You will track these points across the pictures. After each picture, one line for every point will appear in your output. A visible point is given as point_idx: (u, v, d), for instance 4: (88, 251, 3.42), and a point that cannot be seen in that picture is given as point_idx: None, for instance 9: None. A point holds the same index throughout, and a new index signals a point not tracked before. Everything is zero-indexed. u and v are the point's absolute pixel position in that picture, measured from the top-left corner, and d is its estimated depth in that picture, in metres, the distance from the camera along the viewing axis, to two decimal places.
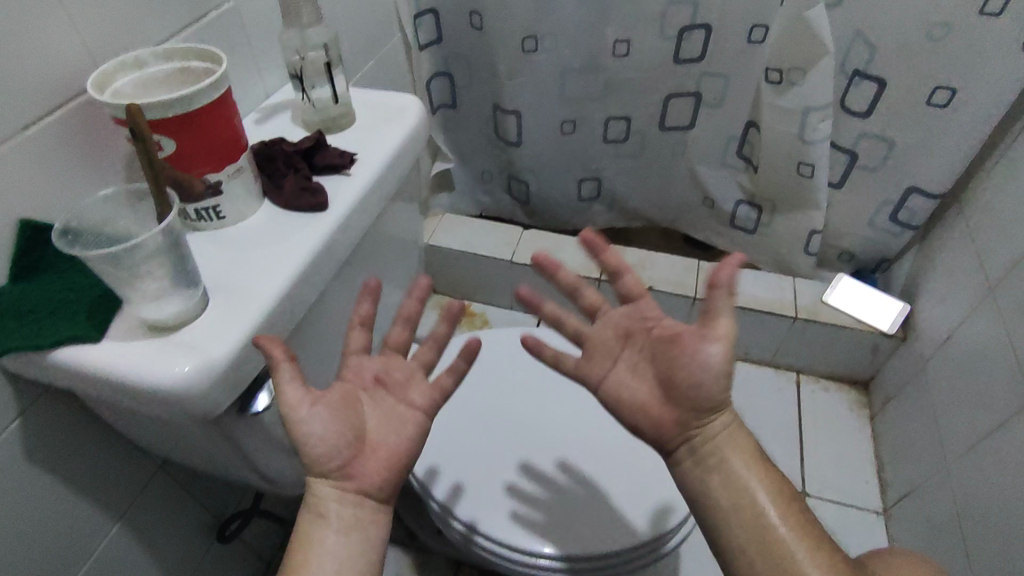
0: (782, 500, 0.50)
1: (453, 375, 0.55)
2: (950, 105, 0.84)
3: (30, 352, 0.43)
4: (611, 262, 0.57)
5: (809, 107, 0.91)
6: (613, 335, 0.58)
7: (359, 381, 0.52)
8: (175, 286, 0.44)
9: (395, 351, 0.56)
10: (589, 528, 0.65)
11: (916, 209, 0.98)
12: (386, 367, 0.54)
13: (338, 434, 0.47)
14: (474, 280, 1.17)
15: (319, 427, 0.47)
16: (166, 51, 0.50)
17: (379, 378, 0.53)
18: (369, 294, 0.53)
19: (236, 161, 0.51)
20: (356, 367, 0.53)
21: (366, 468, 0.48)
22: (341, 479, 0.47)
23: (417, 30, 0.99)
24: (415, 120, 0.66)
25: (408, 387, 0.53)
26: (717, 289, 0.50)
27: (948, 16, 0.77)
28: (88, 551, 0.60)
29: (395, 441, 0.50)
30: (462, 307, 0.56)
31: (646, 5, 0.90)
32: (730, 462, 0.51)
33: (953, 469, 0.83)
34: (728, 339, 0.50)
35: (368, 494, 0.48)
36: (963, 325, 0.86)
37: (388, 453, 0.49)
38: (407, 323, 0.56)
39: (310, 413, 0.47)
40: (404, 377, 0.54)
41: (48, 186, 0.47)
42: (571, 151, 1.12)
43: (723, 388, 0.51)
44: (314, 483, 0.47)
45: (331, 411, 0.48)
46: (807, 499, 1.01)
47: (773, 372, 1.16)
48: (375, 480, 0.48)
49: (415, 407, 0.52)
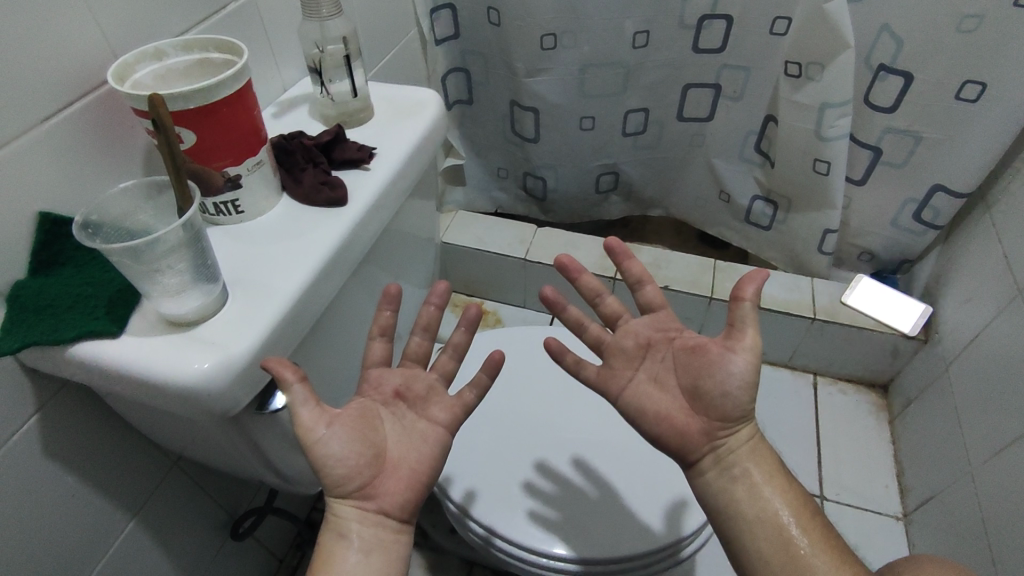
0: (805, 515, 0.50)
1: (476, 389, 0.54)
2: (979, 100, 0.82)
3: (50, 347, 0.42)
4: (634, 272, 0.57)
5: (823, 102, 0.90)
6: (634, 344, 0.56)
7: (378, 396, 0.51)
8: (194, 281, 0.43)
9: (415, 363, 0.54)
10: (610, 530, 0.63)
11: (941, 208, 0.95)
12: (407, 381, 0.52)
13: (359, 454, 0.47)
14: (487, 278, 1.16)
15: (339, 447, 0.46)
16: (186, 42, 0.49)
17: (399, 392, 0.52)
18: (390, 301, 0.52)
19: (256, 155, 0.50)
20: (375, 381, 0.52)
21: (387, 486, 0.47)
22: (362, 498, 0.46)
23: (434, 24, 0.98)
24: (434, 115, 0.65)
25: (429, 402, 0.52)
26: (742, 300, 0.51)
27: (980, 8, 0.75)
28: (102, 548, 0.59)
29: (415, 458, 0.49)
30: (481, 313, 0.55)
31: None
32: (753, 475, 0.51)
33: (978, 476, 0.81)
34: (754, 348, 0.51)
35: (389, 513, 0.47)
36: (988, 328, 0.84)
37: (408, 470, 0.48)
38: (427, 332, 0.54)
39: (329, 432, 0.46)
40: (425, 391, 0.52)
41: (67, 178, 0.46)
42: (587, 147, 1.11)
43: (749, 399, 0.51)
44: (335, 504, 0.47)
45: (349, 431, 0.47)
46: (824, 503, 0.99)
47: (790, 374, 1.14)
48: (395, 498, 0.47)
49: (437, 422, 0.51)
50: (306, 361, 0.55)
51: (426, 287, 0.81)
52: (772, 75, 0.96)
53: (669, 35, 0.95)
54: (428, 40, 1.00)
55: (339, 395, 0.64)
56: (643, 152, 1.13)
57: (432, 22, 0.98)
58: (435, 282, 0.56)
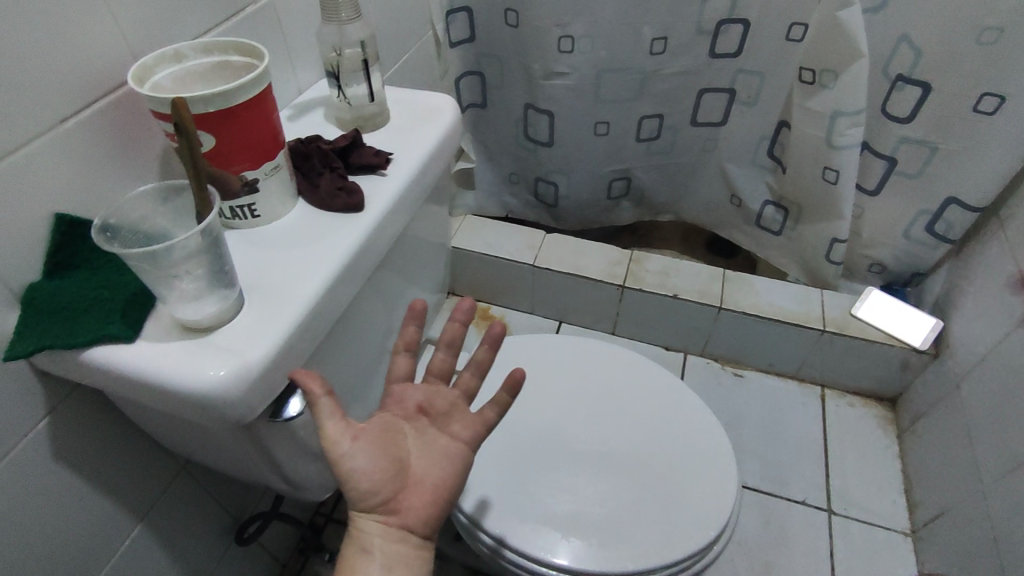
0: None
1: (497, 408, 0.53)
2: (997, 113, 0.81)
3: (65, 351, 0.42)
4: None
5: (837, 110, 0.90)
6: None
7: (400, 410, 0.50)
8: (210, 287, 0.43)
9: (438, 379, 0.54)
10: (616, 543, 0.63)
11: (953, 221, 0.94)
12: (430, 397, 0.52)
13: (383, 469, 0.46)
14: (495, 284, 1.15)
15: (363, 462, 0.45)
16: (206, 45, 0.49)
17: (422, 408, 0.51)
18: (415, 317, 0.52)
19: (273, 159, 0.50)
20: (398, 396, 0.51)
21: (410, 502, 0.46)
22: (386, 513, 0.45)
23: (449, 26, 0.98)
24: (451, 120, 0.65)
25: (451, 418, 0.51)
26: None
27: (1002, 20, 0.75)
28: (108, 553, 0.58)
29: (438, 474, 0.48)
30: (504, 331, 0.53)
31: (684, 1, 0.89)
32: None
33: (990, 493, 0.80)
34: None
35: (412, 529, 0.46)
36: (1000, 345, 0.83)
37: (431, 487, 0.47)
38: (450, 348, 0.54)
39: (354, 446, 0.45)
40: (447, 407, 0.52)
41: (84, 180, 0.46)
42: (600, 153, 1.10)
43: None
44: (358, 518, 0.46)
45: (373, 445, 0.46)
46: (831, 517, 0.99)
47: (797, 386, 1.14)
48: (419, 514, 0.46)
49: (458, 438, 0.50)
50: (319, 368, 0.55)
51: (437, 293, 0.80)
52: (787, 82, 0.96)
53: (686, 41, 0.95)
54: (443, 42, 1.00)
55: (350, 403, 0.63)
56: (656, 157, 1.13)
57: (448, 24, 0.98)
58: (461, 297, 0.54)
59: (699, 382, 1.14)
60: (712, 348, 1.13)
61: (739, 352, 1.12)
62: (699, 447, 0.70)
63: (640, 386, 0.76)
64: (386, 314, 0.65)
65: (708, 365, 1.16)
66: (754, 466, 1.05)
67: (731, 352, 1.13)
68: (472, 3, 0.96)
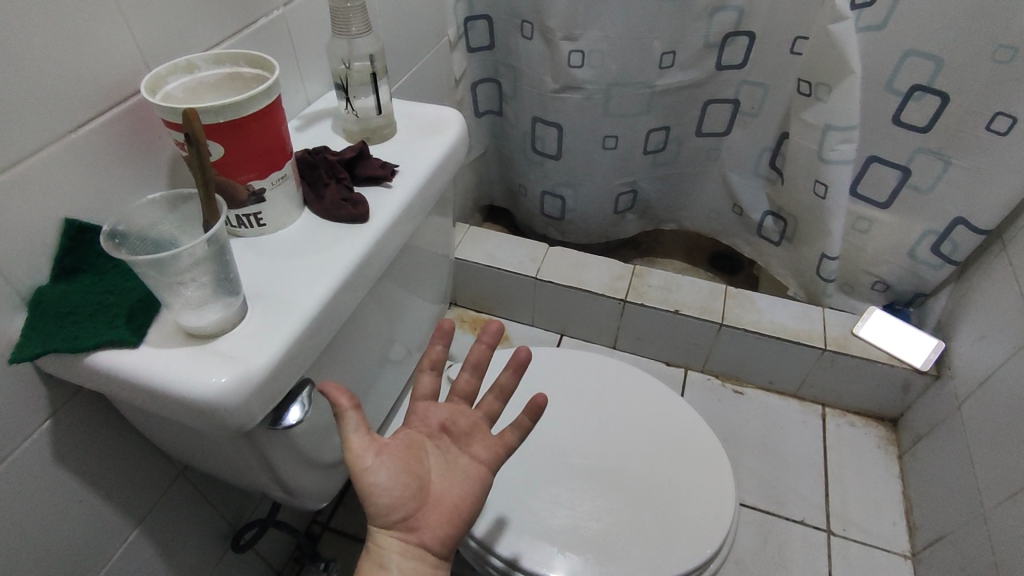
0: None
1: (518, 431, 0.53)
2: (1010, 133, 0.81)
3: (70, 354, 0.43)
4: None
5: (830, 124, 0.91)
6: None
7: (424, 428, 0.51)
8: (216, 294, 0.43)
9: (462, 399, 0.55)
10: (614, 560, 0.62)
11: (961, 242, 0.93)
12: (453, 416, 0.53)
13: (404, 485, 0.46)
14: (497, 295, 1.15)
15: (385, 477, 0.45)
16: (218, 56, 0.50)
17: (445, 426, 0.52)
18: (442, 336, 0.54)
19: (280, 169, 0.51)
20: (422, 414, 0.52)
21: (429, 520, 0.46)
22: (403, 530, 0.45)
23: (468, 33, 1.02)
24: (457, 132, 0.65)
25: (472, 438, 0.52)
26: None
27: (1014, 39, 0.75)
28: (103, 558, 0.58)
29: (458, 493, 0.48)
30: (529, 358, 0.55)
31: (693, 15, 0.90)
32: None
33: (991, 517, 0.79)
34: None
35: (429, 548, 0.46)
36: (1003, 368, 0.83)
37: (452, 504, 0.47)
38: (476, 370, 0.55)
39: (377, 461, 0.46)
40: (469, 427, 0.53)
41: (94, 185, 0.46)
42: (606, 166, 1.11)
43: None
44: (378, 534, 0.45)
45: (395, 461, 0.47)
46: (830, 538, 0.98)
47: (798, 405, 1.13)
48: (437, 532, 0.46)
49: (478, 459, 0.51)
50: (320, 375, 0.55)
51: (440, 301, 0.81)
52: (789, 95, 0.97)
53: (694, 55, 0.96)
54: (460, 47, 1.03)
55: None
56: (662, 169, 1.14)
57: (467, 30, 1.02)
58: (488, 320, 0.55)
59: (699, 398, 1.14)
60: (713, 364, 1.13)
61: (740, 369, 1.12)
62: (701, 468, 0.70)
63: (646, 405, 0.75)
64: (387, 323, 0.65)
65: (708, 381, 1.16)
66: (753, 484, 1.05)
67: (731, 368, 1.13)
68: (491, 11, 0.99)
